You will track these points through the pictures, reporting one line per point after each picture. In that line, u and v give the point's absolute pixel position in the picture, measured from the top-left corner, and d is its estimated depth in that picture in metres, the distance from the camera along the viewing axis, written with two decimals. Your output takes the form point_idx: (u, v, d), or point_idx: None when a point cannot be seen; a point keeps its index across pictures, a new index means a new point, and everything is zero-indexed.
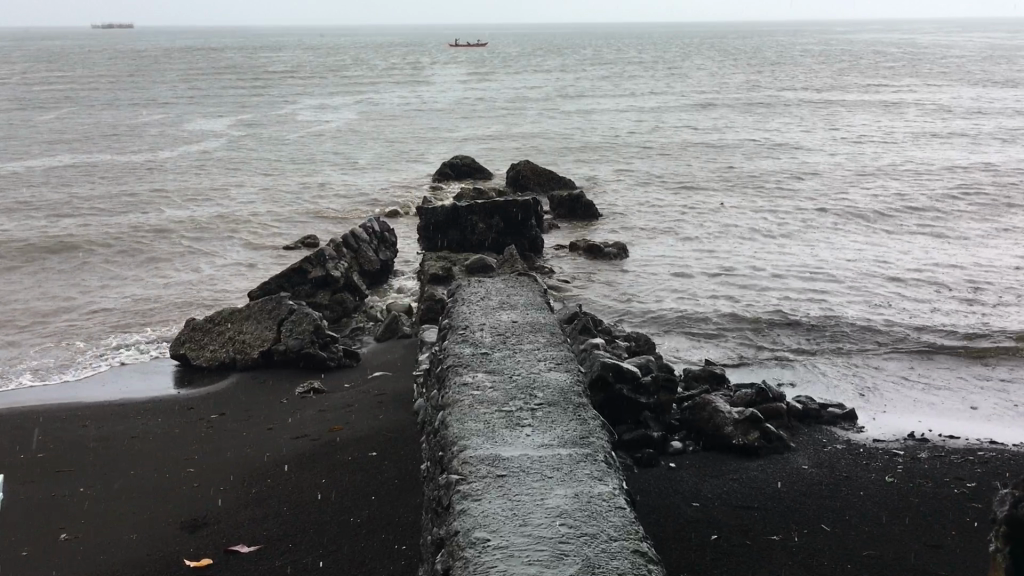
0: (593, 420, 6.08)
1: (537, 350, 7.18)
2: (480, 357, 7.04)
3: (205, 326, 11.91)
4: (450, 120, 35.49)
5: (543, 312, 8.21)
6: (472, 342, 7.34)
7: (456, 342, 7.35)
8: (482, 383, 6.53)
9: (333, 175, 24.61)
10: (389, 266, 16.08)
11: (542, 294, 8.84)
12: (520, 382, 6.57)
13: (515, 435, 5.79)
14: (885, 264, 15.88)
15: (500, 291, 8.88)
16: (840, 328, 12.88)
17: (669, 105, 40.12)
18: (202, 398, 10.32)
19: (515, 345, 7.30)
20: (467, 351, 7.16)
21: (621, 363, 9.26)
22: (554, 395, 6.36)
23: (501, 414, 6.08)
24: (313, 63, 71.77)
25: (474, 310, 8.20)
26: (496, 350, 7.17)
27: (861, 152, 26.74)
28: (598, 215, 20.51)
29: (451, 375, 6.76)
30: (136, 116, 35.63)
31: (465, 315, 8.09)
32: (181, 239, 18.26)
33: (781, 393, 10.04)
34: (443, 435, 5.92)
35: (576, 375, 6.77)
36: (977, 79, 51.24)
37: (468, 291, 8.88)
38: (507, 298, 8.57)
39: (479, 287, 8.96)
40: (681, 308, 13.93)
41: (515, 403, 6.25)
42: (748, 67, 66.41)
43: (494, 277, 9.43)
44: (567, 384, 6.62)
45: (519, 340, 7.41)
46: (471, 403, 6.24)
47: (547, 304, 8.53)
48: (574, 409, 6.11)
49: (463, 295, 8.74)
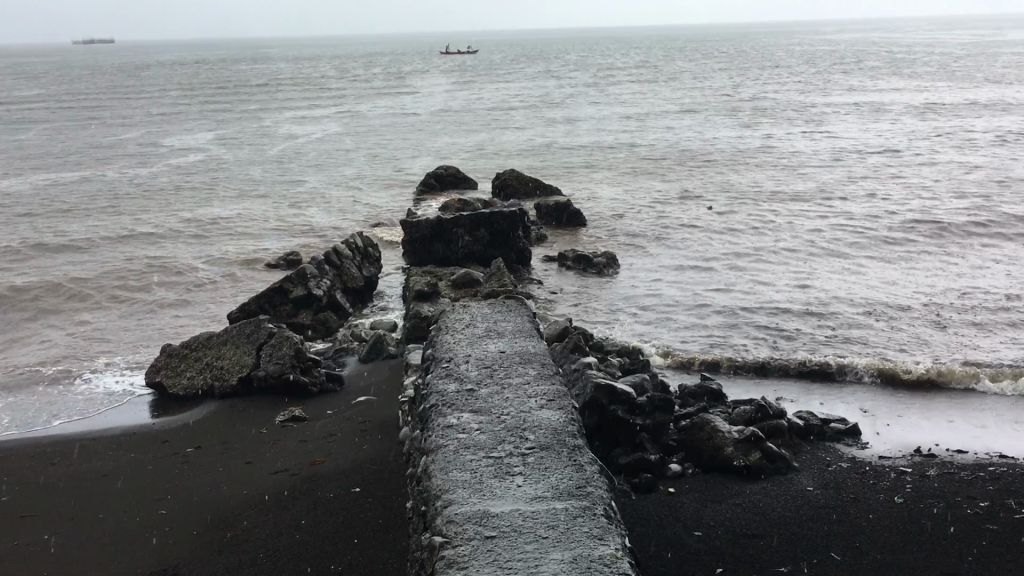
0: (589, 466, 5.70)
1: (526, 384, 6.80)
2: (466, 394, 6.65)
3: (182, 352, 11.48)
4: (434, 129, 35.06)
5: (533, 340, 7.82)
6: (457, 377, 6.94)
7: (440, 378, 6.96)
8: (468, 425, 6.15)
9: (316, 189, 24.22)
10: (374, 282, 15.66)
11: (530, 320, 8.47)
12: (509, 423, 6.19)
13: (505, 487, 5.40)
14: (881, 270, 15.56)
15: (485, 317, 8.49)
16: (838, 338, 12.54)
17: (655, 110, 39.82)
18: (178, 429, 9.86)
19: (502, 379, 6.91)
20: (452, 387, 6.77)
21: (615, 385, 8.89)
22: (547, 438, 5.98)
23: (489, 462, 5.70)
24: (297, 74, 71.33)
25: (459, 340, 7.81)
26: (482, 386, 6.79)
27: (849, 154, 26.46)
28: (586, 223, 20.13)
29: (434, 417, 6.36)
30: (116, 133, 35.19)
31: (450, 346, 7.70)
32: (159, 260, 17.83)
33: (781, 409, 9.67)
34: (427, 487, 5.53)
35: (569, 413, 6.40)
36: (961, 77, 51.21)
37: (452, 318, 8.48)
38: (493, 326, 8.18)
39: (464, 314, 8.57)
40: (675, 321, 13.57)
41: (504, 447, 5.86)
42: (731, 69, 66.29)
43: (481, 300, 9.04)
44: (560, 423, 6.24)
45: (507, 373, 7.03)
46: (457, 449, 5.85)
47: (536, 330, 8.15)
48: (569, 454, 5.74)
49: (447, 322, 8.35)
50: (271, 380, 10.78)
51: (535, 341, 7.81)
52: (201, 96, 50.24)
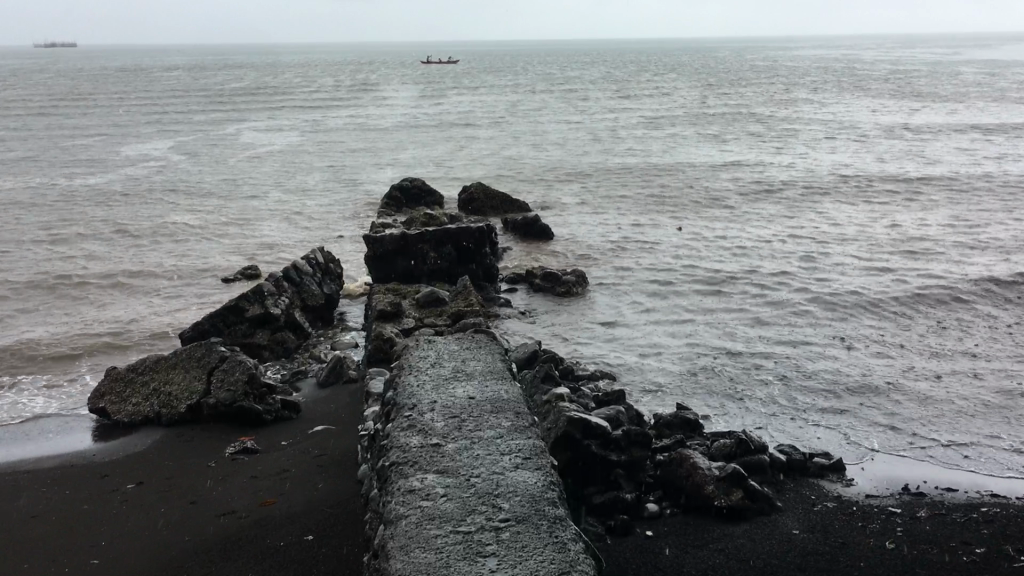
0: (571, 542, 5.17)
1: (498, 438, 6.25)
2: (431, 451, 6.09)
3: (127, 376, 10.76)
4: (400, 140, 34.50)
5: (503, 384, 7.29)
6: (421, 430, 6.38)
7: (402, 431, 6.40)
8: (433, 492, 5.59)
9: (277, 200, 23.53)
10: (335, 299, 15.00)
11: (501, 359, 7.92)
12: (480, 488, 5.65)
13: (475, 571, 4.85)
14: (857, 291, 15.25)
15: (452, 356, 7.93)
16: (816, 362, 12.16)
17: (623, 124, 39.59)
18: (118, 461, 9.17)
19: (471, 432, 6.36)
20: (415, 443, 6.21)
21: (590, 419, 8.35)
22: (523, 506, 5.44)
23: (457, 537, 5.15)
24: (259, 81, 70.45)
25: (425, 383, 7.25)
26: (449, 441, 6.23)
27: (820, 172, 26.31)
28: (555, 238, 19.64)
29: (395, 480, 5.78)
30: (71, 139, 34.18)
31: (415, 389, 7.13)
32: (109, 275, 17.04)
33: (763, 442, 9.18)
34: (387, 569, 4.96)
35: (546, 474, 5.86)
36: (925, 96, 51.74)
37: (416, 356, 7.90)
38: (461, 366, 7.63)
39: (430, 351, 8.01)
40: (648, 343, 13.11)
41: (474, 519, 5.31)
42: (698, 84, 66.46)
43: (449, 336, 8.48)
44: (536, 486, 5.71)
45: (476, 425, 6.47)
46: (420, 523, 5.29)
47: (507, 370, 7.61)
48: (548, 528, 5.21)
49: (412, 361, 7.78)
50: (220, 408, 10.09)
51: (506, 385, 7.26)
52: (162, 103, 49.22)
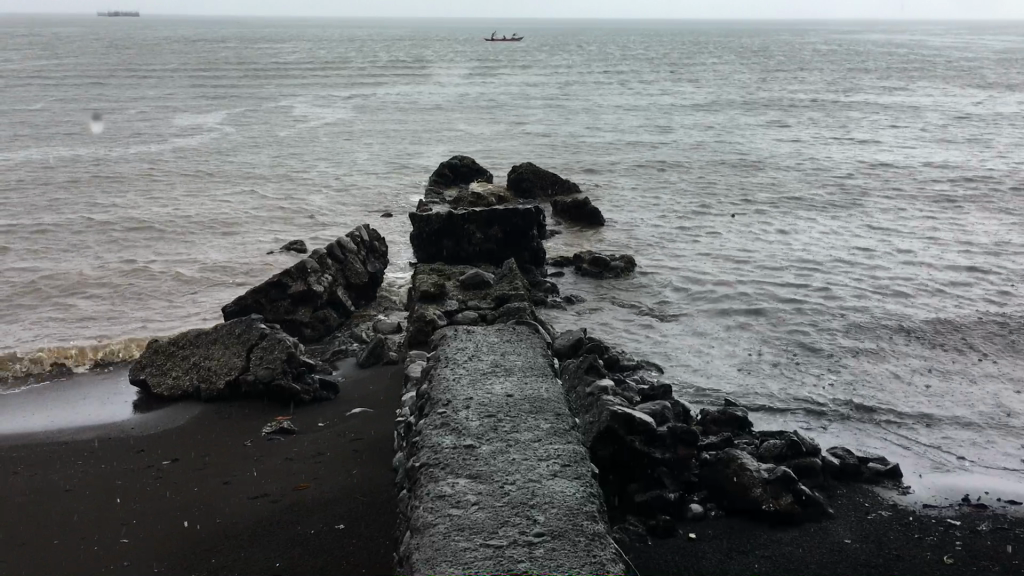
0: (609, 561, 4.90)
1: (536, 441, 5.98)
2: (464, 453, 5.85)
3: (169, 349, 10.69)
4: (450, 117, 34.30)
5: (543, 381, 7.00)
6: (454, 429, 6.14)
7: (435, 429, 6.16)
8: (464, 499, 5.35)
9: (325, 175, 23.43)
10: (378, 278, 14.84)
11: (542, 354, 7.65)
12: (514, 495, 5.39)
13: None
14: (916, 287, 14.72)
15: (492, 349, 7.66)
16: (871, 360, 11.73)
17: (677, 106, 38.91)
18: (155, 435, 9.09)
19: (507, 433, 6.11)
20: (448, 443, 5.97)
21: (633, 414, 8.05)
22: (559, 519, 5.18)
23: (488, 551, 4.90)
24: (313, 55, 70.53)
25: (462, 378, 7.00)
26: (484, 442, 5.98)
27: (878, 162, 25.56)
28: (604, 222, 19.29)
29: (425, 484, 5.55)
30: (125, 109, 34.41)
31: (452, 384, 6.89)
32: (156, 246, 17.06)
33: (815, 445, 8.81)
34: None
35: (585, 483, 5.59)
36: (993, 85, 50.10)
37: (454, 347, 7.65)
38: (500, 360, 7.37)
39: (468, 343, 7.76)
40: (696, 335, 12.78)
41: (506, 532, 5.05)
42: (756, 67, 65.21)
43: (490, 327, 8.22)
44: (574, 495, 5.43)
45: (513, 426, 6.20)
46: (449, 533, 5.05)
47: (548, 366, 7.33)
48: (585, 545, 4.93)
49: (450, 353, 7.53)
50: (259, 386, 9.97)
51: (546, 381, 6.98)
52: (216, 75, 49.54)
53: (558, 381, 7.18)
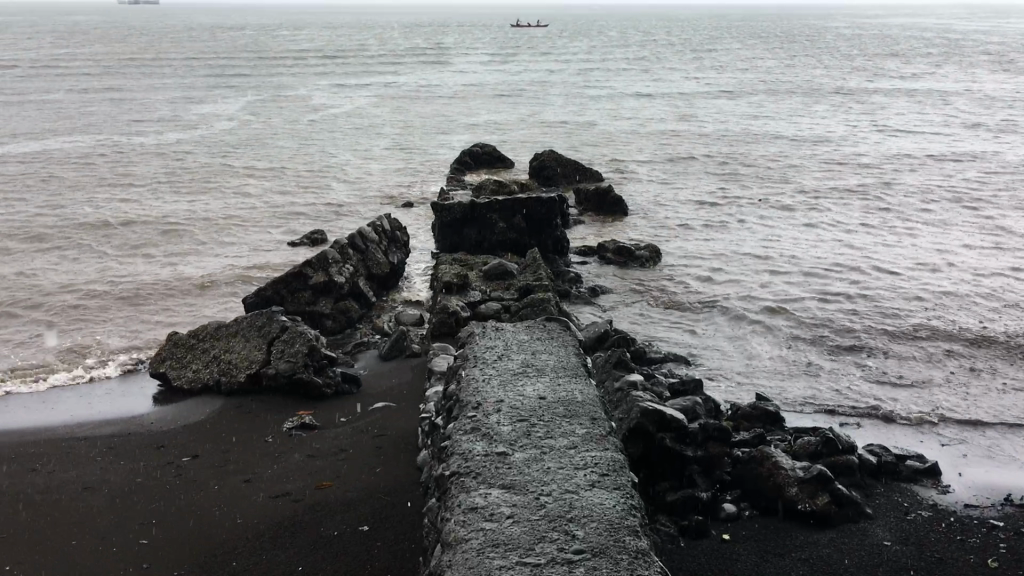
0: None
1: (571, 448, 5.77)
2: (496, 461, 5.65)
3: (189, 342, 10.56)
4: (469, 105, 34.05)
5: (576, 382, 6.79)
6: (486, 436, 5.94)
7: (466, 436, 5.96)
8: (498, 511, 5.14)
9: (346, 162, 23.28)
10: (400, 268, 14.65)
11: (574, 353, 7.44)
12: (551, 507, 5.18)
13: None
14: (949, 278, 14.37)
15: (523, 348, 7.46)
16: (905, 353, 11.44)
17: (699, 92, 38.42)
18: (176, 430, 8.97)
19: (541, 439, 5.91)
20: (479, 450, 5.77)
21: (665, 411, 7.82)
22: (598, 533, 4.96)
23: (524, 567, 4.70)
24: (331, 42, 70.44)
25: (493, 379, 6.80)
26: (517, 449, 5.78)
27: (906, 148, 25.09)
28: (627, 210, 19.01)
29: (456, 494, 5.36)
30: (146, 97, 34.42)
31: (483, 385, 6.70)
32: (176, 235, 16.95)
33: (851, 442, 8.55)
34: None
35: (623, 494, 5.37)
36: (1021, 69, 49.29)
37: (483, 346, 7.46)
38: (531, 359, 7.16)
39: (497, 341, 7.56)
40: (724, 326, 12.51)
41: (544, 548, 4.84)
42: (778, 53, 64.45)
43: (518, 324, 8.01)
44: (612, 507, 5.22)
45: (547, 430, 6.00)
46: (483, 548, 4.85)
47: (580, 366, 7.12)
48: (627, 562, 4.72)
49: (480, 352, 7.34)
50: (280, 380, 9.80)
51: (579, 383, 6.77)
52: (235, 63, 49.48)
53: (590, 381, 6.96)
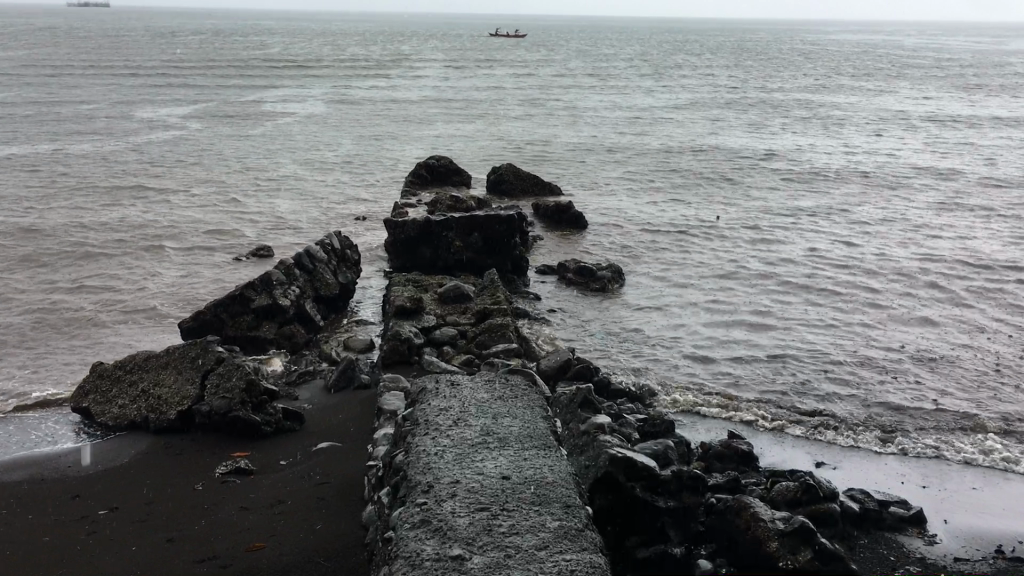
0: None
1: (539, 552, 5.09)
2: (451, 568, 4.92)
3: (116, 373, 9.71)
4: (425, 116, 33.34)
5: (541, 458, 6.16)
6: (440, 534, 5.22)
7: (417, 533, 5.22)
8: None
9: (295, 174, 22.43)
10: (350, 288, 13.87)
11: (539, 417, 6.80)
12: None
13: None
14: (916, 302, 14.02)
15: (481, 412, 6.81)
16: (877, 383, 10.99)
17: (658, 107, 38.10)
18: (95, 476, 8.15)
19: (504, 537, 5.21)
20: (432, 552, 5.05)
21: (635, 457, 7.12)
22: None
23: None
24: (283, 50, 69.29)
25: (448, 452, 6.15)
26: (476, 553, 5.07)
27: (866, 166, 24.90)
28: (587, 226, 18.43)
29: None
30: (87, 105, 33.16)
31: (437, 461, 6.05)
32: (111, 252, 15.99)
33: (833, 489, 7.96)
34: None
35: None
36: (973, 87, 49.90)
37: (436, 409, 6.80)
38: (492, 429, 6.49)
39: (452, 404, 6.88)
40: (690, 352, 11.99)
41: None
42: (734, 66, 64.62)
43: (477, 380, 7.33)
44: None
45: (510, 526, 5.32)
46: None
47: (543, 437, 6.47)
48: None
49: (433, 417, 6.68)
50: (213, 418, 8.96)
51: (545, 459, 6.15)
52: (185, 70, 48.12)
53: (559, 454, 6.30)
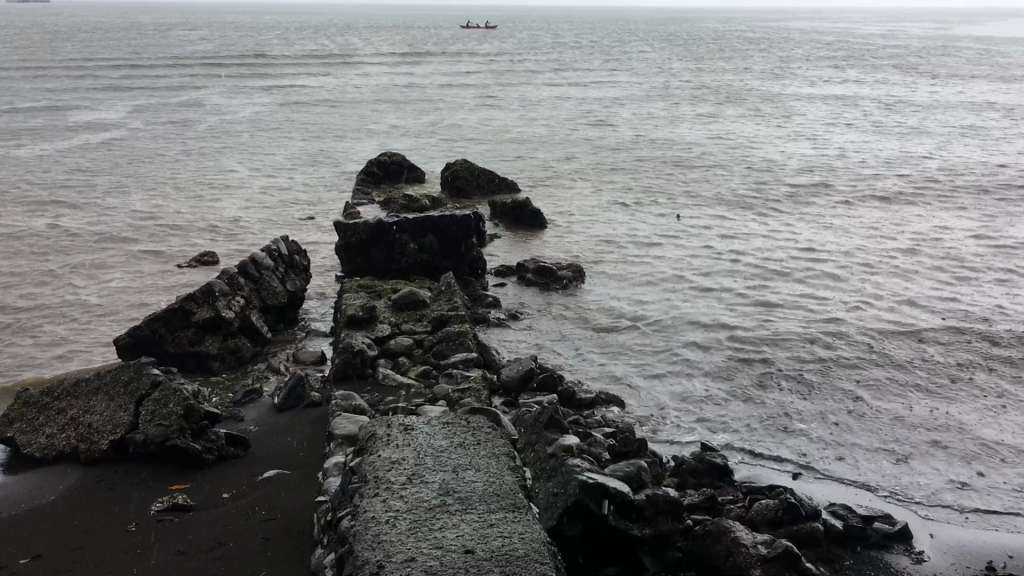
0: None
1: None
2: None
3: (42, 401, 8.97)
4: (377, 111, 32.53)
5: (510, 522, 5.63)
6: None
7: None
8: None
9: (241, 176, 21.59)
10: (300, 296, 13.20)
11: (504, 468, 6.29)
12: None
13: None
14: (883, 295, 13.73)
15: (437, 465, 6.28)
16: (849, 383, 10.66)
17: (614, 98, 37.65)
18: (15, 517, 7.45)
19: None
20: None
21: (609, 484, 6.63)
22: None
23: None
24: (227, 45, 67.87)
25: (401, 520, 5.60)
26: None
27: (825, 156, 24.71)
28: (546, 223, 17.92)
29: None
30: (21, 105, 31.92)
31: (389, 530, 5.50)
32: (43, 263, 15.15)
33: (814, 506, 7.55)
34: None
35: None
36: (923, 74, 50.19)
37: (387, 462, 6.25)
38: (455, 488, 5.95)
39: (409, 457, 6.32)
40: (656, 355, 11.57)
41: None
42: (687, 57, 64.38)
43: (435, 429, 6.76)
44: None
45: None
46: None
47: (510, 495, 5.94)
48: None
49: (384, 473, 6.14)
50: (149, 448, 8.26)
51: (512, 524, 5.62)
52: (126, 67, 46.51)
53: (527, 515, 5.78)
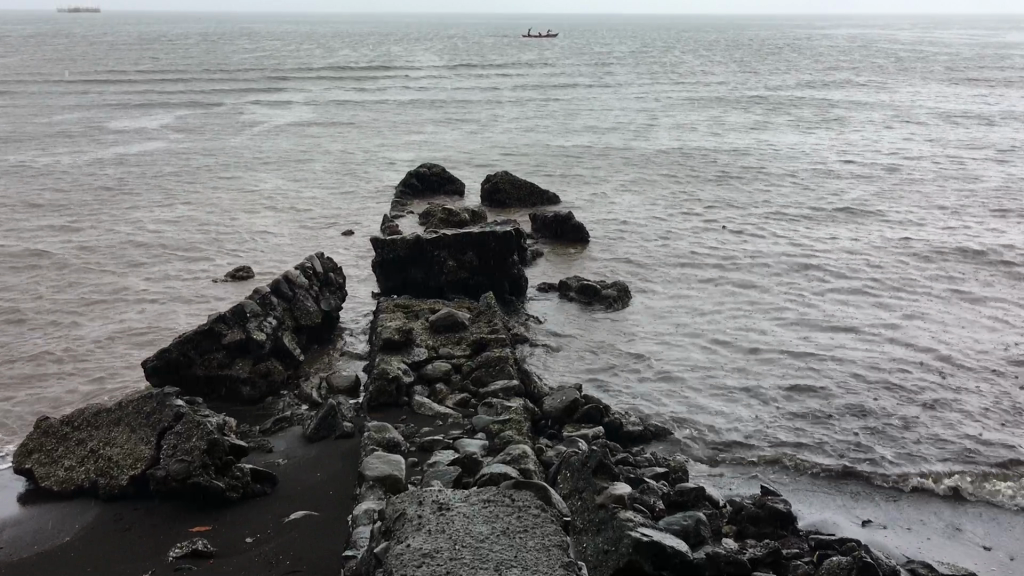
0: None
1: None
2: None
3: (62, 432, 8.53)
4: (417, 121, 32.20)
5: None
6: None
7: None
8: None
9: (279, 189, 21.28)
10: (335, 316, 12.71)
11: (555, 566, 5.63)
12: None
13: None
14: (947, 321, 12.98)
15: (476, 558, 5.65)
16: (918, 419, 9.96)
17: (657, 108, 36.95)
18: (26, 562, 6.97)
19: None
20: None
21: (665, 541, 5.99)
22: None
23: None
24: (272, 54, 68.47)
25: None
26: None
27: (877, 169, 23.92)
28: (588, 238, 17.31)
29: None
30: (66, 117, 32.15)
31: None
32: (74, 279, 14.84)
33: (891, 566, 6.85)
34: None
35: None
36: (977, 83, 48.88)
37: (419, 556, 5.63)
38: None
39: (444, 555, 5.66)
40: (708, 383, 10.94)
41: None
42: (731, 65, 63.47)
43: (477, 518, 6.10)
44: None
45: None
46: None
47: None
48: None
49: (413, 570, 5.52)
50: (170, 485, 7.75)
51: None
52: (167, 78, 46.76)
53: None
